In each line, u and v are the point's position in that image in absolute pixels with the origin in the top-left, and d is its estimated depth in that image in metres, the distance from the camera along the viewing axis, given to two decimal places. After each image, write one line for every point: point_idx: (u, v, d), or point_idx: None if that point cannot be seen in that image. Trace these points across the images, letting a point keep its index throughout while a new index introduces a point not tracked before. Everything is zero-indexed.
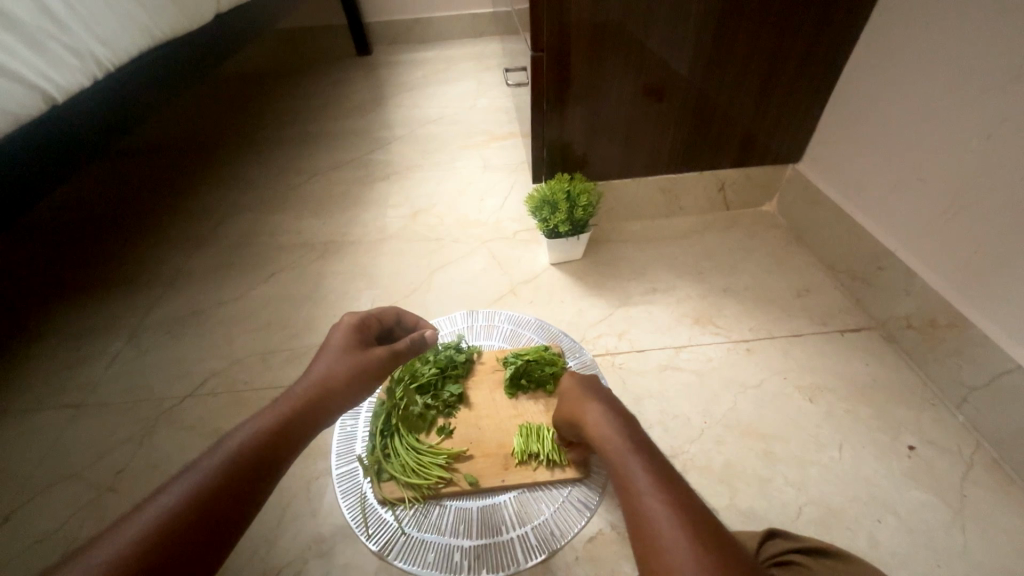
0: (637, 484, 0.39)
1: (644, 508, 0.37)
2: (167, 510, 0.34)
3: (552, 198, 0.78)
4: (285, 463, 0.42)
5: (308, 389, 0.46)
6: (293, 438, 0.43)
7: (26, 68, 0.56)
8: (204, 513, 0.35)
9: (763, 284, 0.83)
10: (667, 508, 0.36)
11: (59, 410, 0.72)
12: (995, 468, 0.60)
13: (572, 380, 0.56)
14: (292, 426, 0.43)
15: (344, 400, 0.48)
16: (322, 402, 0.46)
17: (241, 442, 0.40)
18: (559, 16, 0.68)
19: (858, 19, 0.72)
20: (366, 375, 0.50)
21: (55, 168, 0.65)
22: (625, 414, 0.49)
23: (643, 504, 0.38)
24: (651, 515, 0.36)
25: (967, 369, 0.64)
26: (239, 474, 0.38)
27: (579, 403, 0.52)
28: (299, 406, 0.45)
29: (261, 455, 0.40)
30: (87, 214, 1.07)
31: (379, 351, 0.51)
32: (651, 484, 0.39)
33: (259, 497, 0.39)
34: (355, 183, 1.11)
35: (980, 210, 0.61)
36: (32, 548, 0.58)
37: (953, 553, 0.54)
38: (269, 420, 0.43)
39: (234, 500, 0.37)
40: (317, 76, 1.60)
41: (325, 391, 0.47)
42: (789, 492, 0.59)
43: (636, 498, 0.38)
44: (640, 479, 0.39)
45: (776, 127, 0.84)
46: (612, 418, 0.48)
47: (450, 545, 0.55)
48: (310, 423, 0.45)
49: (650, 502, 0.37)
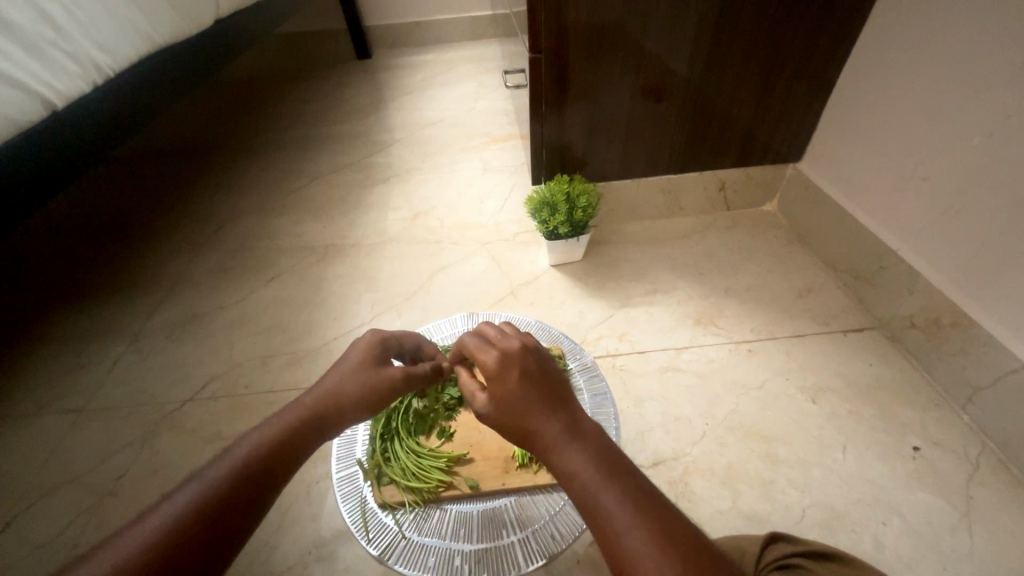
0: (613, 520, 0.32)
1: (628, 550, 0.31)
2: (173, 519, 0.34)
3: (552, 199, 0.78)
4: (292, 471, 0.41)
5: (318, 398, 0.45)
6: (300, 447, 0.42)
7: (26, 75, 0.56)
8: (210, 523, 0.34)
9: (765, 284, 0.83)
10: (653, 543, 0.31)
11: (59, 416, 0.72)
12: (1002, 469, 0.60)
13: (498, 383, 0.40)
14: (302, 434, 0.42)
15: (356, 412, 0.46)
16: (333, 410, 0.45)
17: (248, 451, 0.39)
18: (558, 17, 0.68)
19: (859, 17, 0.71)
20: (378, 394, 0.47)
21: (55, 172, 0.65)
22: (579, 416, 0.38)
23: (627, 542, 0.31)
24: (639, 557, 0.31)
25: (971, 369, 0.64)
26: (245, 480, 0.37)
27: (508, 396, 0.39)
28: (307, 414, 0.43)
29: (268, 463, 0.39)
30: (89, 219, 1.08)
31: (397, 370, 0.48)
32: (639, 529, 0.32)
33: (265, 506, 0.38)
34: (355, 186, 1.11)
35: (981, 210, 0.61)
36: (32, 555, 0.58)
37: (961, 555, 0.53)
38: (276, 429, 0.42)
39: (241, 506, 0.36)
40: (318, 80, 1.61)
41: (337, 400, 0.45)
42: (792, 494, 0.59)
43: (614, 534, 0.32)
44: (615, 509, 0.33)
45: (777, 126, 0.84)
46: (566, 433, 0.37)
47: (450, 550, 0.54)
48: (322, 432, 0.44)
49: (635, 539, 0.31)
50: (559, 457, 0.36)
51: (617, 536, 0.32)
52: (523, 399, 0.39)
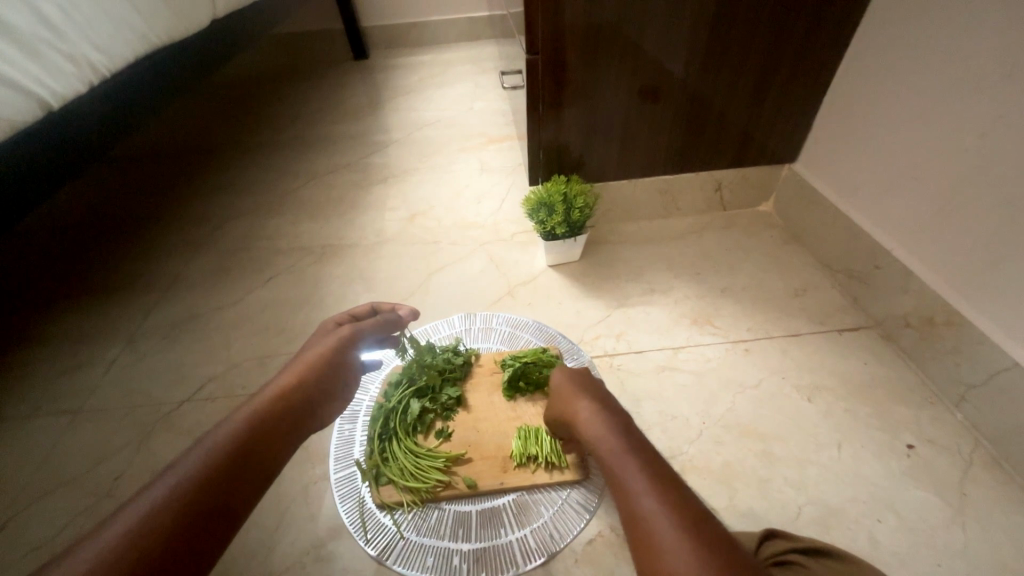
0: (630, 479, 0.39)
1: (639, 501, 0.38)
2: (154, 507, 0.34)
3: (549, 199, 0.78)
4: (274, 449, 0.42)
5: (287, 377, 0.48)
6: (280, 425, 0.44)
7: (21, 76, 0.56)
8: (195, 510, 0.35)
9: (762, 284, 0.83)
10: (667, 508, 0.36)
11: (55, 417, 0.72)
12: (995, 466, 0.60)
13: (562, 376, 0.55)
14: (276, 411, 0.44)
15: (318, 379, 0.49)
16: (301, 392, 0.47)
17: (226, 434, 0.40)
18: (555, 19, 0.69)
19: (853, 18, 0.72)
20: (330, 355, 0.51)
21: (51, 172, 0.64)
22: (618, 411, 0.48)
23: (641, 505, 0.37)
24: (644, 508, 0.37)
25: (965, 368, 0.64)
26: (226, 466, 0.38)
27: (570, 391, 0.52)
28: (281, 391, 0.46)
29: (249, 443, 0.41)
30: (85, 219, 1.07)
31: (347, 330, 0.55)
32: (647, 486, 0.38)
33: (252, 483, 0.39)
34: (351, 187, 1.11)
35: (973, 210, 0.61)
36: (29, 556, 0.58)
37: (954, 552, 0.54)
38: (251, 410, 0.43)
39: (227, 487, 0.37)
40: (315, 81, 1.60)
41: (303, 382, 0.48)
42: (789, 492, 0.59)
43: (632, 500, 0.38)
44: (635, 479, 0.39)
45: (772, 128, 0.85)
46: (602, 414, 0.47)
47: (449, 549, 0.54)
48: (297, 411, 0.46)
49: (648, 504, 0.37)
50: (597, 435, 0.45)
51: (631, 490, 0.39)
52: (579, 405, 0.50)
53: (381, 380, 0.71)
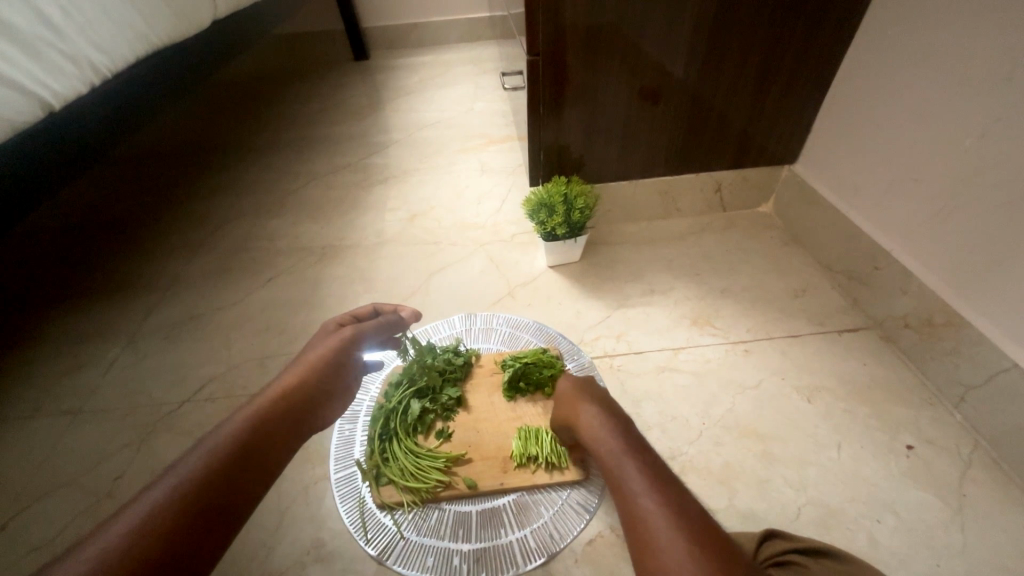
0: (630, 480, 0.40)
1: (638, 502, 0.38)
2: (155, 507, 0.34)
3: (550, 200, 0.78)
4: (274, 449, 0.42)
5: (288, 377, 0.48)
6: (280, 425, 0.44)
7: (22, 76, 0.56)
8: (196, 510, 0.35)
9: (762, 285, 0.84)
10: (665, 509, 0.36)
11: (55, 418, 0.72)
12: (994, 467, 0.60)
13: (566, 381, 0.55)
14: (277, 411, 0.44)
15: (319, 380, 0.49)
16: (302, 392, 0.47)
17: (227, 434, 0.41)
18: (556, 19, 0.69)
19: (852, 19, 0.72)
20: (331, 356, 0.51)
21: (52, 172, 0.64)
22: (619, 415, 0.48)
23: (639, 505, 0.38)
24: (643, 509, 0.37)
25: (964, 369, 0.64)
26: (226, 467, 0.38)
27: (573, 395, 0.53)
28: (281, 391, 0.46)
29: (250, 443, 0.41)
30: (86, 219, 1.07)
31: (348, 330, 0.55)
32: (646, 487, 0.38)
33: (252, 483, 0.39)
34: (352, 187, 1.11)
35: (973, 211, 0.61)
36: (29, 556, 0.58)
37: (953, 553, 0.54)
38: (252, 410, 0.43)
39: (227, 487, 0.37)
40: (315, 81, 1.61)
41: (304, 383, 0.48)
42: (788, 492, 0.59)
43: (631, 500, 0.38)
44: (635, 480, 0.39)
45: (772, 129, 0.85)
46: (604, 417, 0.47)
47: (449, 549, 0.54)
48: (297, 411, 0.46)
49: (647, 504, 0.37)
50: (597, 438, 0.46)
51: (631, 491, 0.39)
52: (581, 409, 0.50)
53: (381, 381, 0.71)
